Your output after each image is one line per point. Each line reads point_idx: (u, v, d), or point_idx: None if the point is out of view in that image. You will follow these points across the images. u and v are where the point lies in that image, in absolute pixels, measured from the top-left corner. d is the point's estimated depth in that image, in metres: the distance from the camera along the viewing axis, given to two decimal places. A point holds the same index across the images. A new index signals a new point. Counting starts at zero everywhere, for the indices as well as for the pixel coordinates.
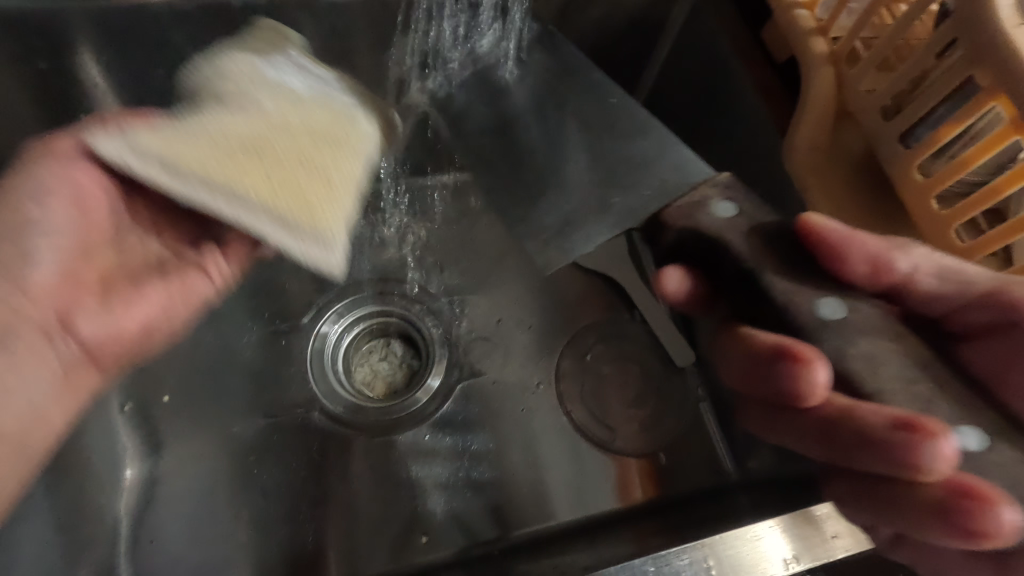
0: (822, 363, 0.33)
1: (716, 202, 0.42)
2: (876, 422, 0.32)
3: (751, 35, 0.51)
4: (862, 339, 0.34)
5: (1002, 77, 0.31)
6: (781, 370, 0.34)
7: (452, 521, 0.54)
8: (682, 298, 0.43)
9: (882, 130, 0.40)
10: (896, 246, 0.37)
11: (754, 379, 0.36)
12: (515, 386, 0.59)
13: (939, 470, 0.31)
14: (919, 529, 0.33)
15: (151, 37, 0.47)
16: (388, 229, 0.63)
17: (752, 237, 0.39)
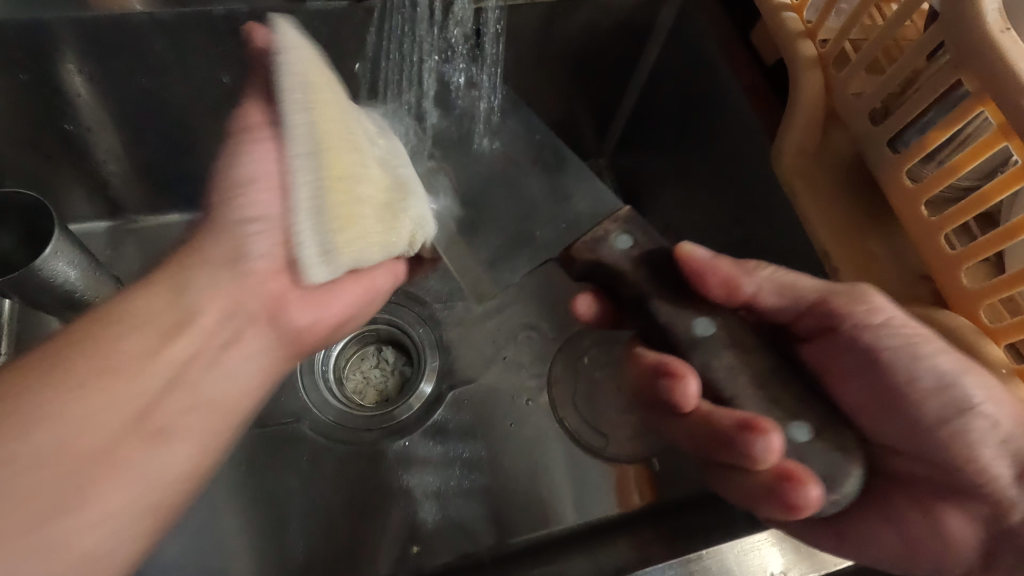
0: (693, 376, 0.38)
1: (614, 234, 0.43)
2: (725, 424, 0.37)
3: (740, 36, 0.50)
4: (719, 351, 0.38)
5: (989, 83, 0.30)
6: (660, 383, 0.39)
7: (445, 529, 0.53)
8: (595, 319, 0.51)
9: (870, 134, 0.39)
10: (745, 271, 0.40)
11: (647, 386, 0.41)
12: (506, 392, 0.59)
13: (771, 460, 0.35)
14: (762, 508, 0.38)
15: (136, 48, 0.47)
16: None
17: (628, 266, 0.42)
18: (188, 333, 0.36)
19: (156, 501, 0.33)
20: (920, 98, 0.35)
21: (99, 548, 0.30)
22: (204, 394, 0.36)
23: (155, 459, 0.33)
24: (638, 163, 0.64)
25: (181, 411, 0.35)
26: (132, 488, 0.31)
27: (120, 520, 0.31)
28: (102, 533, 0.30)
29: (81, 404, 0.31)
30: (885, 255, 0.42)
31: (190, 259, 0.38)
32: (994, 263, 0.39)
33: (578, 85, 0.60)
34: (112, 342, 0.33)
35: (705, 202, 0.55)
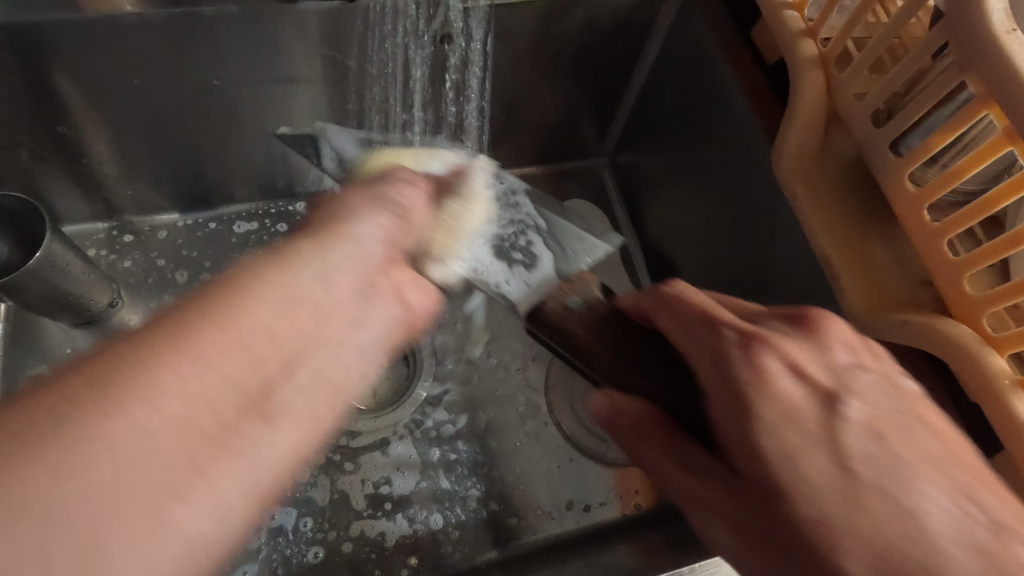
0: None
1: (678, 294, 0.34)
2: None
3: (740, 34, 0.49)
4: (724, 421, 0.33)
5: (995, 84, 0.29)
6: None
7: (440, 538, 0.52)
8: None
9: (872, 136, 0.38)
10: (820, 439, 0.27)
11: None
12: (504, 394, 0.58)
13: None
14: None
15: (127, 47, 0.46)
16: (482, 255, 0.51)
17: (581, 331, 0.39)
18: (262, 350, 0.25)
19: (334, 411, 0.27)
20: (922, 101, 0.34)
21: (281, 457, 0.24)
22: (375, 346, 0.30)
23: (341, 386, 0.27)
24: (637, 162, 0.63)
25: (342, 311, 0.28)
26: (325, 399, 0.26)
27: (264, 415, 0.24)
28: (286, 438, 0.24)
29: (250, 310, 0.25)
30: (888, 260, 0.41)
31: (333, 227, 0.30)
32: (998, 269, 0.38)
33: (577, 83, 0.59)
34: (228, 317, 0.25)
35: (705, 203, 0.54)
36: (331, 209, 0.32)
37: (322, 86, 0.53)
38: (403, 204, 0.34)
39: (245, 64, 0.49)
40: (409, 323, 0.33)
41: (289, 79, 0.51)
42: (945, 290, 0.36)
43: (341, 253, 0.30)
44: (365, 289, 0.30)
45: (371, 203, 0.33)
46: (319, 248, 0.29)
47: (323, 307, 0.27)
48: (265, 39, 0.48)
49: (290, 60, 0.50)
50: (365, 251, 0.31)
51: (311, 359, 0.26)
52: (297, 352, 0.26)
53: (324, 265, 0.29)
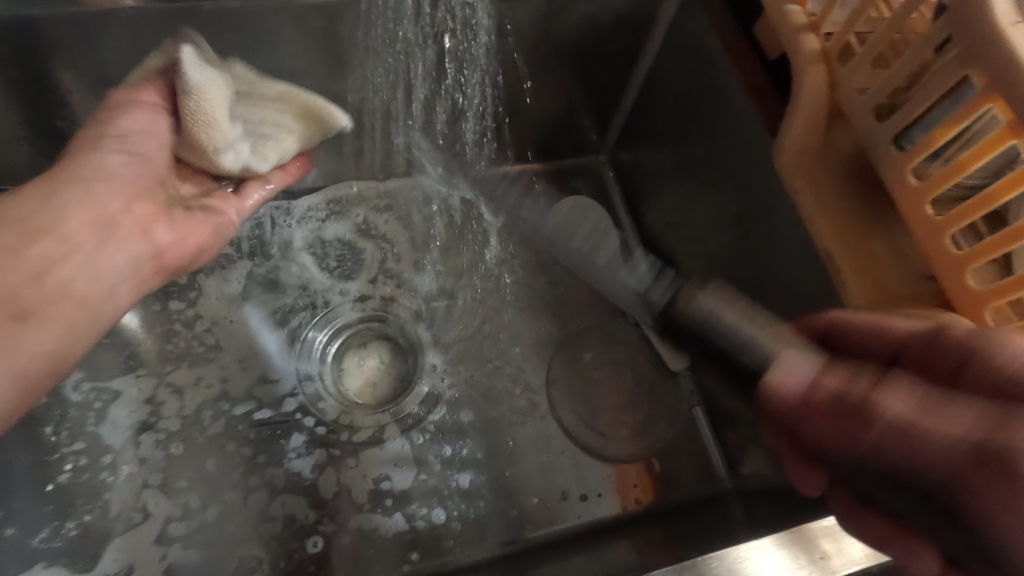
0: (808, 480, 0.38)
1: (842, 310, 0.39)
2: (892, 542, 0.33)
3: (741, 30, 0.49)
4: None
5: (999, 78, 0.29)
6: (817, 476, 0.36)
7: (441, 533, 0.52)
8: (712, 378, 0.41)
9: (875, 131, 0.38)
10: None
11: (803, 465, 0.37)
12: (505, 390, 0.58)
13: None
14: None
15: (125, 42, 0.46)
16: None
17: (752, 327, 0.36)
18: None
19: (84, 318, 0.41)
20: (925, 95, 0.34)
21: (42, 346, 0.39)
22: (109, 263, 0.43)
23: (87, 298, 0.41)
24: (637, 158, 0.63)
25: (66, 241, 0.40)
26: (70, 308, 0.41)
27: (14, 317, 0.38)
28: (45, 332, 0.39)
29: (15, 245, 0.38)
30: (891, 255, 0.41)
31: (82, 169, 0.41)
32: (1001, 264, 0.38)
33: (577, 79, 0.59)
34: (18, 251, 0.37)
35: (707, 198, 0.54)
36: (72, 158, 0.41)
37: (321, 81, 0.52)
38: (129, 139, 0.42)
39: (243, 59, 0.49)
40: (156, 262, 0.45)
41: (288, 74, 0.51)
42: (948, 285, 0.36)
43: (69, 193, 0.41)
44: (96, 221, 0.41)
45: (99, 145, 0.42)
46: (51, 191, 0.40)
47: (62, 236, 0.40)
48: (263, 34, 0.48)
49: (291, 55, 0.50)
50: (115, 186, 0.42)
51: (44, 272, 0.39)
52: (40, 269, 0.39)
53: (83, 194, 0.41)
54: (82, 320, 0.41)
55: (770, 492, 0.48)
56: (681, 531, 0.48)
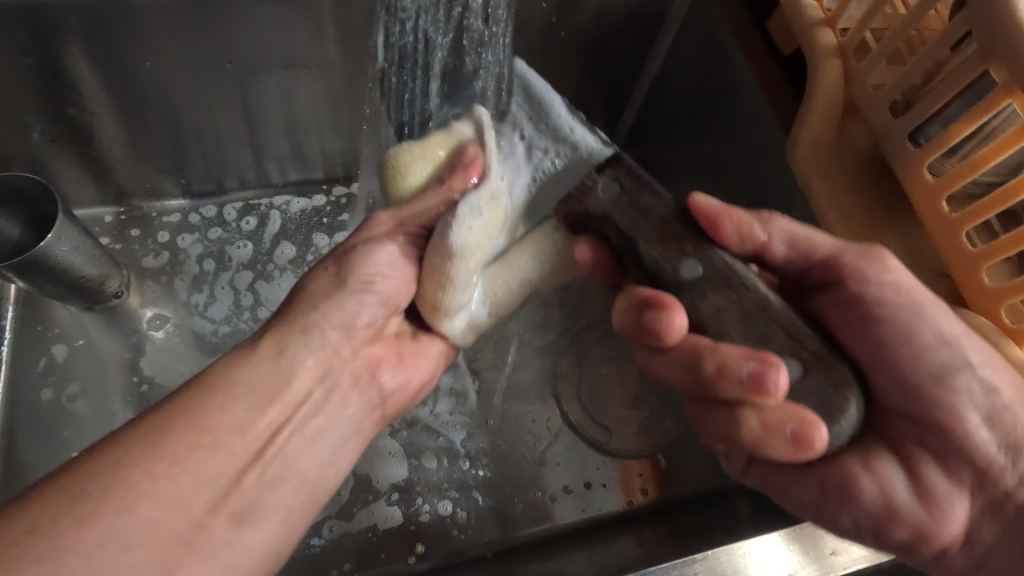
0: (680, 306, 0.35)
1: (600, 184, 0.38)
2: (734, 356, 0.33)
3: (755, 26, 0.49)
4: (711, 292, 0.35)
5: (1020, 73, 0.29)
6: (647, 315, 0.35)
7: (447, 524, 0.52)
8: (592, 266, 0.40)
9: (891, 126, 0.38)
10: None
11: (641, 308, 0.35)
12: (512, 384, 0.58)
13: (780, 396, 0.31)
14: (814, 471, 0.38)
15: (141, 31, 0.46)
16: (532, 108, 0.41)
17: (641, 204, 0.37)
18: (247, 440, 0.33)
19: (301, 499, 0.35)
20: (943, 90, 0.34)
21: (253, 549, 0.32)
22: (338, 432, 0.38)
23: (305, 474, 0.36)
24: (645, 153, 0.63)
25: (307, 405, 0.36)
26: (288, 490, 0.35)
27: (236, 514, 0.31)
28: (259, 534, 0.32)
29: (224, 408, 0.33)
30: (902, 251, 0.41)
31: (298, 321, 0.37)
32: (1014, 261, 0.38)
33: (589, 73, 0.58)
34: (206, 424, 0.32)
35: (717, 194, 0.54)
36: (303, 303, 0.37)
37: (333, 72, 0.52)
38: (379, 281, 0.38)
39: (256, 48, 0.49)
40: (383, 408, 0.41)
41: (302, 64, 0.51)
42: (963, 282, 0.36)
43: (301, 349, 0.36)
44: (335, 381, 0.38)
45: (349, 292, 0.38)
46: (281, 348, 0.36)
47: (290, 402, 0.35)
48: (276, 20, 0.48)
49: (304, 47, 0.50)
50: (339, 345, 0.38)
51: (278, 453, 0.34)
52: (267, 455, 0.34)
53: (329, 331, 0.37)
54: (294, 505, 0.35)
55: None
56: (687, 525, 0.48)
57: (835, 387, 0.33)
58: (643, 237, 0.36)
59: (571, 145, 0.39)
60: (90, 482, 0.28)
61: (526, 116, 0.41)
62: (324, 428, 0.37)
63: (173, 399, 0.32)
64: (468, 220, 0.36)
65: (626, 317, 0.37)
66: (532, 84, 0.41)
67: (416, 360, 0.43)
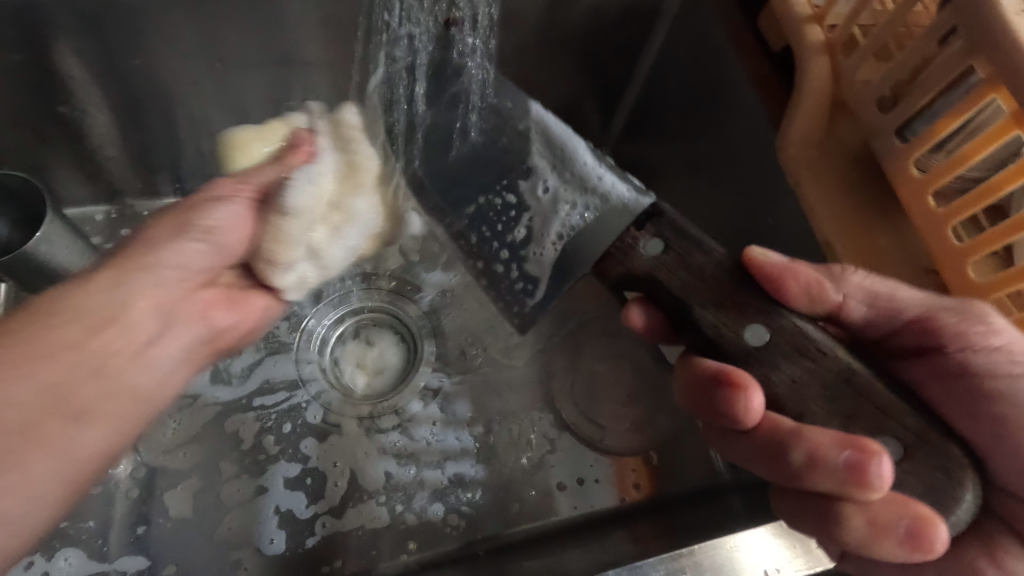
0: (757, 386, 0.34)
1: (643, 242, 0.40)
2: (825, 441, 0.32)
3: (745, 23, 0.49)
4: (784, 362, 0.36)
5: (1004, 68, 0.30)
6: (720, 394, 0.35)
7: (439, 520, 0.52)
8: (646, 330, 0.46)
9: (878, 123, 0.38)
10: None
11: (712, 385, 0.36)
12: (505, 382, 0.58)
13: (886, 489, 0.30)
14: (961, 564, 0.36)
15: (130, 29, 0.46)
16: (555, 149, 0.47)
17: (682, 266, 0.39)
18: (87, 351, 0.36)
19: (129, 412, 0.39)
20: (929, 86, 0.34)
21: (88, 452, 0.36)
22: (161, 368, 0.41)
23: (137, 389, 0.39)
24: (638, 152, 0.63)
25: (130, 333, 0.39)
26: (117, 402, 0.38)
27: (73, 416, 0.35)
28: (92, 436, 0.36)
29: (96, 328, 0.37)
30: (892, 248, 0.41)
31: (140, 260, 0.40)
32: (1002, 256, 0.38)
33: (581, 72, 0.58)
34: (59, 332, 0.35)
35: (710, 192, 0.54)
36: (139, 244, 0.40)
37: (325, 71, 0.53)
38: (217, 230, 0.42)
39: (247, 46, 0.50)
40: (211, 340, 0.45)
41: (293, 62, 0.51)
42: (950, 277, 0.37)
43: (137, 282, 0.39)
44: (165, 313, 0.41)
45: (179, 234, 0.41)
46: (118, 280, 0.39)
47: (124, 326, 0.38)
48: (267, 18, 0.48)
49: (295, 45, 0.50)
50: (173, 289, 0.41)
51: (103, 366, 0.37)
52: (97, 363, 0.37)
53: (147, 278, 0.40)
54: (121, 421, 0.39)
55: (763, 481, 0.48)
56: (678, 521, 0.48)
57: (946, 471, 0.32)
58: (699, 301, 0.38)
59: (602, 197, 0.43)
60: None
61: (550, 164, 0.47)
62: (161, 353, 0.41)
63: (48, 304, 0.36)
64: (305, 185, 0.44)
65: (698, 394, 0.37)
66: (551, 127, 0.48)
67: (252, 306, 0.47)
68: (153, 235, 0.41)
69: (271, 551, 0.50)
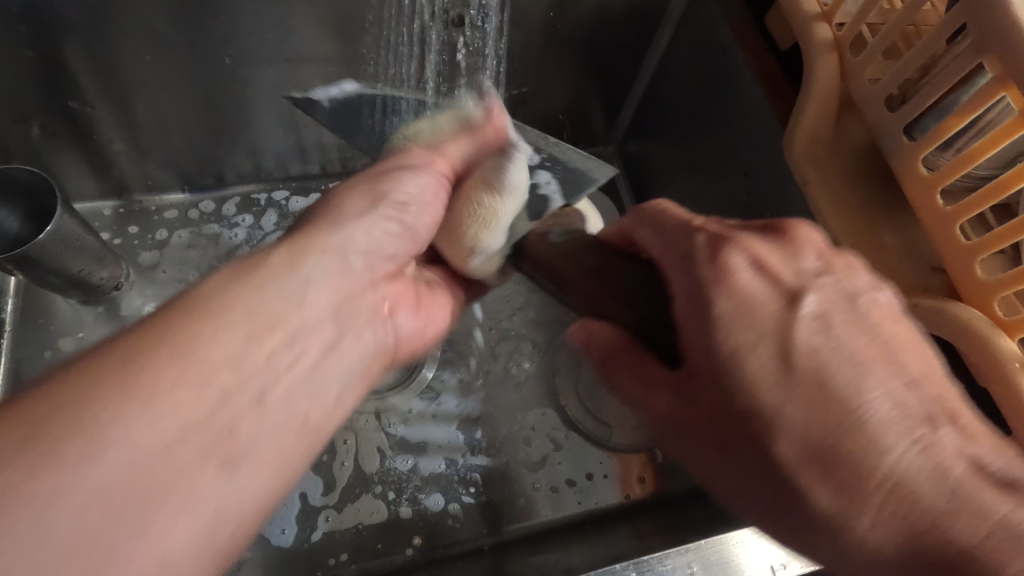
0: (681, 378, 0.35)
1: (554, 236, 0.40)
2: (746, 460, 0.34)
3: (753, 20, 0.49)
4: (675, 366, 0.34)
5: (1014, 65, 0.29)
6: None
7: (443, 516, 0.52)
8: None
9: (886, 121, 0.38)
10: None
11: None
12: (512, 378, 0.58)
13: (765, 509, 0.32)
14: None
15: (141, 23, 0.46)
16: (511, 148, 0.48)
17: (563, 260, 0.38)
18: (241, 374, 0.27)
19: (302, 447, 0.29)
20: (937, 84, 0.34)
21: (249, 501, 0.26)
22: (340, 374, 0.32)
23: (308, 420, 0.30)
24: (644, 149, 0.63)
25: (305, 332, 0.30)
26: (288, 434, 0.28)
27: (224, 464, 0.25)
28: (249, 481, 0.26)
29: (218, 335, 0.27)
30: (898, 246, 0.41)
31: (320, 240, 0.32)
32: (1009, 255, 0.38)
33: (587, 69, 0.58)
34: (195, 350, 0.26)
35: (716, 189, 0.54)
36: (319, 223, 0.33)
37: (333, 65, 0.52)
38: (409, 206, 0.37)
39: (257, 42, 0.50)
40: (390, 350, 0.37)
41: (301, 56, 0.51)
42: (957, 276, 0.37)
43: (318, 267, 0.32)
44: (336, 316, 0.32)
45: (369, 207, 0.35)
46: (291, 265, 0.31)
47: (289, 331, 0.29)
48: (277, 13, 0.48)
49: (302, 41, 0.50)
50: (349, 272, 0.33)
51: (265, 390, 0.28)
52: (256, 385, 0.27)
53: (297, 281, 0.30)
54: (293, 461, 0.28)
55: None
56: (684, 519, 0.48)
57: None
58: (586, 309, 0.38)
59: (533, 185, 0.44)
60: (63, 439, 0.22)
61: None
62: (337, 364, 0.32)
63: (155, 315, 0.26)
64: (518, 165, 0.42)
65: None
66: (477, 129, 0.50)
67: (428, 306, 0.40)
68: (308, 220, 0.34)
69: (281, 542, 0.51)
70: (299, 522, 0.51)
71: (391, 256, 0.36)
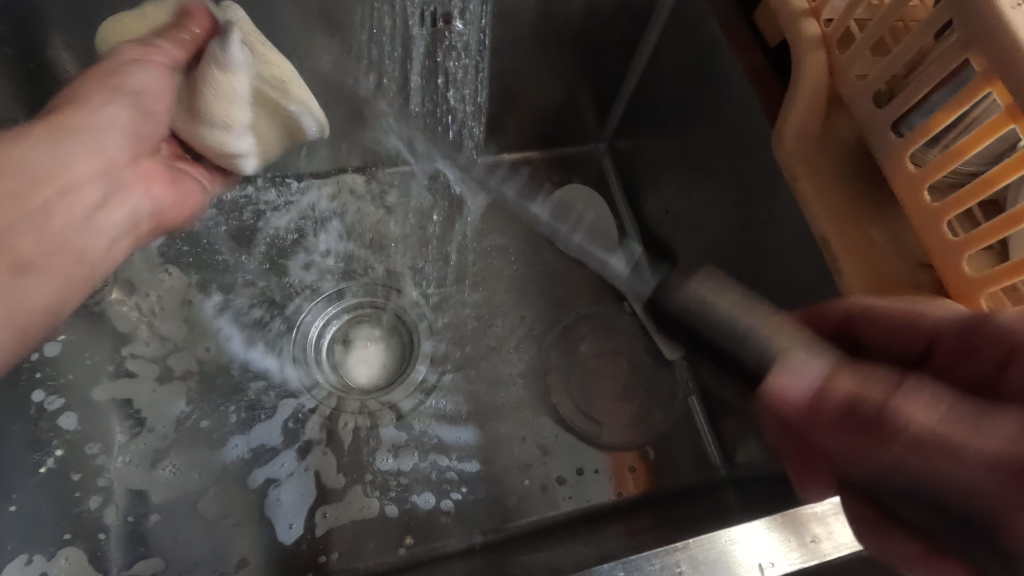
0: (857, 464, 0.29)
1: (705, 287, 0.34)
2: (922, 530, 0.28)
3: (742, 17, 0.49)
4: None
5: (999, 61, 0.29)
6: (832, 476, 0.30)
7: (435, 514, 0.52)
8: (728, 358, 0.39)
9: (874, 117, 0.38)
10: None
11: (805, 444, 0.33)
12: (504, 376, 0.58)
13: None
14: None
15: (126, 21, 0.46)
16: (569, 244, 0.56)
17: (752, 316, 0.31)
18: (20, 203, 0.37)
19: (47, 283, 0.38)
20: (925, 80, 0.34)
21: (38, 301, 0.38)
22: (106, 230, 0.42)
23: (84, 254, 0.41)
24: (636, 147, 0.62)
25: (40, 211, 0.38)
26: (58, 258, 0.39)
27: (11, 270, 0.36)
28: (10, 293, 0.36)
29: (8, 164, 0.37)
30: (886, 242, 0.41)
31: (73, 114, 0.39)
32: (996, 251, 0.38)
33: (577, 67, 0.58)
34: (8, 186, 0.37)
35: (707, 186, 0.54)
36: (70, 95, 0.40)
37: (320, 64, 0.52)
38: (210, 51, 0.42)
39: None
40: (161, 215, 0.46)
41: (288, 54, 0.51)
42: (944, 272, 0.37)
43: (77, 141, 0.40)
44: (97, 173, 0.41)
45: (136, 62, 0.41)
46: (50, 133, 0.39)
47: (60, 189, 0.39)
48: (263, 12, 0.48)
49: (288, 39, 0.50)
50: (111, 134, 0.41)
51: (11, 227, 0.37)
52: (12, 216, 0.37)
53: (64, 143, 0.39)
54: (78, 273, 0.40)
55: (762, 478, 0.48)
56: (675, 516, 0.48)
57: None
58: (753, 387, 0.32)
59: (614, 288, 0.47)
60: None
61: None
62: (104, 219, 0.42)
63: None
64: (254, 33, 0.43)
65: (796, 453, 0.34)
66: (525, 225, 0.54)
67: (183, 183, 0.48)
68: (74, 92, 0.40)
69: (290, 537, 0.51)
70: (301, 522, 0.51)
71: (131, 144, 0.43)
